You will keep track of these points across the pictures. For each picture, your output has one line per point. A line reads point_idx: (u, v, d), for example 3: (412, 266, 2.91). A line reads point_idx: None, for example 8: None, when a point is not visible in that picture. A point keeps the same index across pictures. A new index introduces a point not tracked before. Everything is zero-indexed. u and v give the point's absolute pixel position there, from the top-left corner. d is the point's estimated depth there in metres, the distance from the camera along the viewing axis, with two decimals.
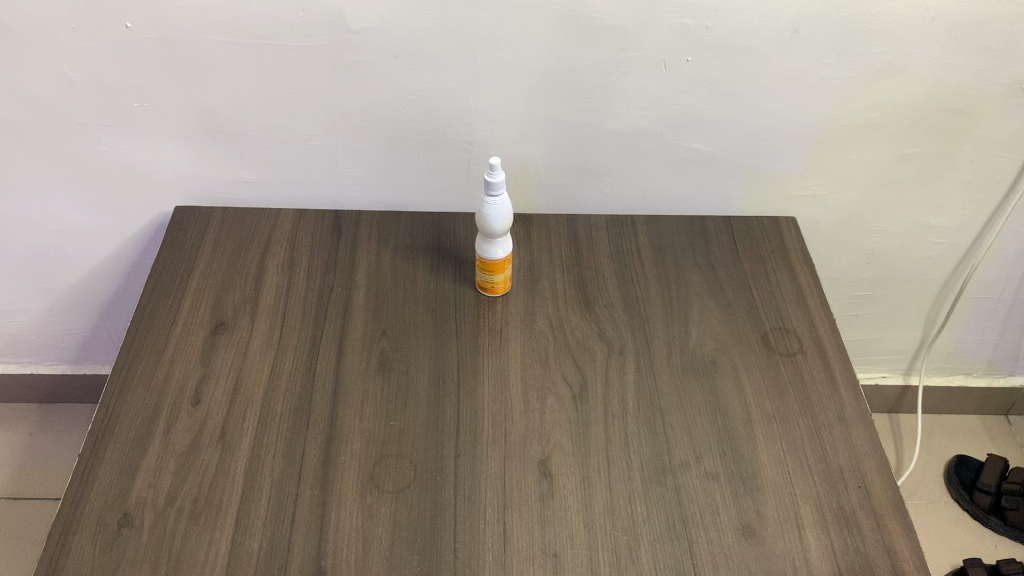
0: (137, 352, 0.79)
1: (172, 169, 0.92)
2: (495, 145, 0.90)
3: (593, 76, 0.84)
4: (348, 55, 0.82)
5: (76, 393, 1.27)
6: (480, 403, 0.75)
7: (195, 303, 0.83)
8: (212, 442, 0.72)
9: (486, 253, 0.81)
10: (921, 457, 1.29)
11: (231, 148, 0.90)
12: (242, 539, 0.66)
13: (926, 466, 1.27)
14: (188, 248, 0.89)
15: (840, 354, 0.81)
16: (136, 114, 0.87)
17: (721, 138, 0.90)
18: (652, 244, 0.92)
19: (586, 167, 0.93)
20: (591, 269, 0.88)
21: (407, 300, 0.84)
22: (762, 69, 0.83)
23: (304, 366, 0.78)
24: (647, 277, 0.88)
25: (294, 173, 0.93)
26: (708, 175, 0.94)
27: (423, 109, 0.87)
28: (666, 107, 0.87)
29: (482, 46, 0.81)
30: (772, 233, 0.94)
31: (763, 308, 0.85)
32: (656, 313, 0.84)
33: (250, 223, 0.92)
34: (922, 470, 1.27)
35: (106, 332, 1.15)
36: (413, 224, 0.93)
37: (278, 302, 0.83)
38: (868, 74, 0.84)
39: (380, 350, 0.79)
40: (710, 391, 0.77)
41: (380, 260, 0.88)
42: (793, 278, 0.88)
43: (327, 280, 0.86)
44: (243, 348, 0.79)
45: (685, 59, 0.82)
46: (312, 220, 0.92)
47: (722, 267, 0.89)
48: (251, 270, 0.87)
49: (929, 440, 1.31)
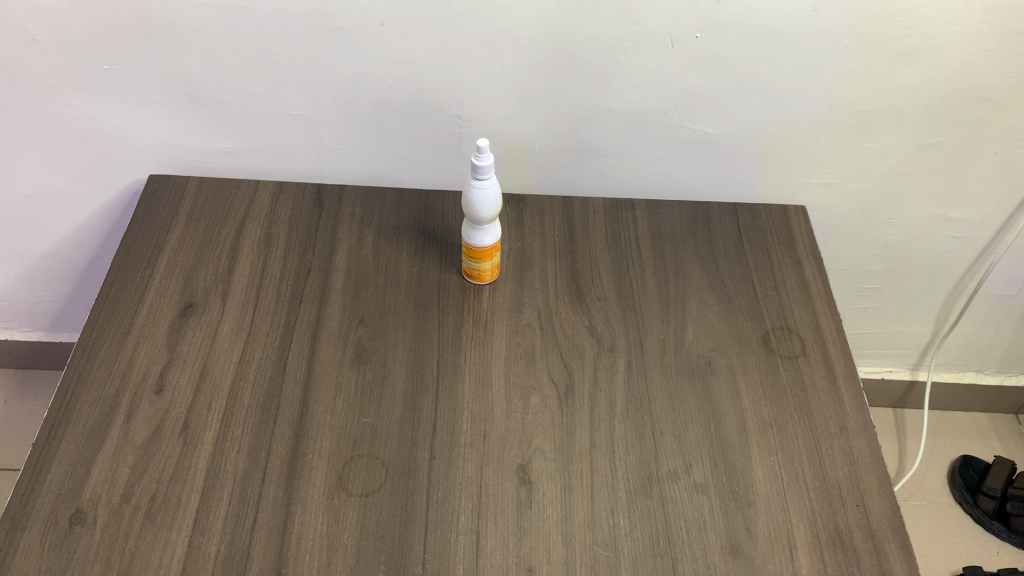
0: (100, 332, 0.75)
1: (147, 136, 0.87)
2: (488, 122, 0.85)
3: (594, 51, 0.78)
4: (332, 20, 0.76)
5: (52, 362, 1.24)
6: (460, 401, 0.71)
7: (164, 281, 0.79)
8: (174, 434, 0.68)
9: (472, 239, 0.76)
10: (925, 455, 1.24)
11: (208, 116, 0.85)
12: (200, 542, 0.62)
13: (929, 465, 1.23)
14: (161, 220, 0.84)
15: (846, 359, 0.76)
16: (107, 77, 0.81)
17: (730, 121, 0.84)
18: (651, 232, 0.86)
19: (584, 147, 0.87)
20: (585, 257, 0.83)
21: (388, 286, 0.80)
22: (777, 48, 0.77)
23: (276, 354, 0.74)
24: (645, 267, 0.83)
25: (274, 145, 0.88)
26: (715, 160, 0.88)
27: (412, 82, 0.81)
28: (673, 87, 0.81)
29: (475, 15, 0.75)
30: (780, 223, 0.88)
31: (765, 305, 0.80)
32: (651, 307, 0.79)
33: (226, 197, 0.87)
34: (925, 468, 1.23)
35: (81, 301, 1.10)
36: (398, 202, 0.88)
37: (252, 284, 0.79)
38: (890, 58, 0.78)
39: (357, 339, 0.75)
40: (704, 396, 0.73)
41: (362, 240, 0.83)
42: (799, 274, 0.83)
43: (305, 260, 0.81)
44: (212, 331, 0.75)
45: (694, 36, 0.77)
46: (292, 194, 0.87)
47: (724, 259, 0.84)
48: (225, 246, 0.82)
49: (935, 438, 1.26)
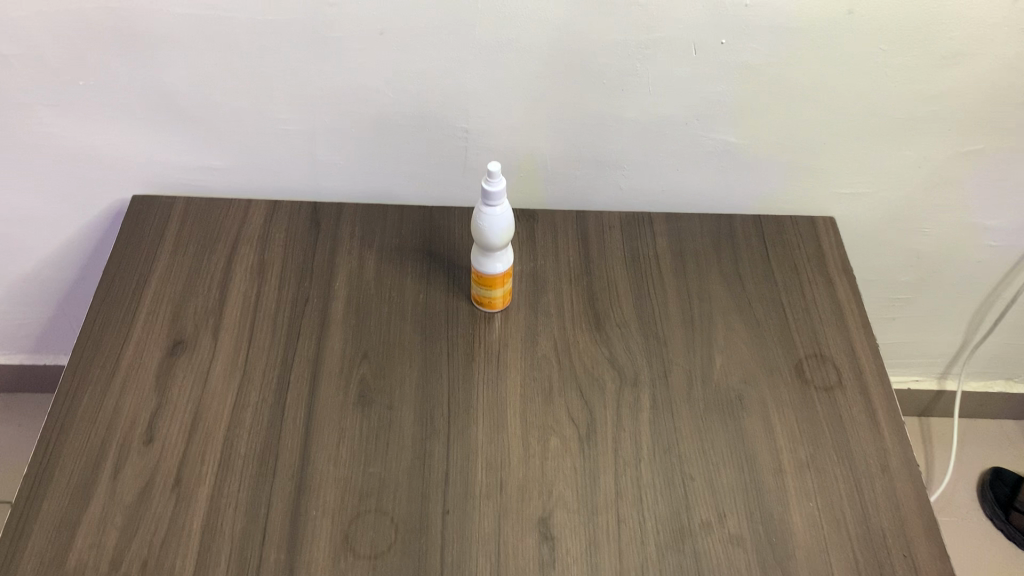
0: (83, 375, 0.69)
1: (129, 153, 0.81)
2: (496, 135, 0.79)
3: (611, 58, 0.72)
4: (326, 30, 0.70)
5: (36, 384, 1.18)
6: (473, 446, 0.66)
7: (151, 315, 0.73)
8: (166, 490, 0.63)
9: (483, 266, 0.71)
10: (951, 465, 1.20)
11: (193, 132, 0.79)
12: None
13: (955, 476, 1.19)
14: (146, 246, 0.78)
15: (884, 390, 0.71)
16: (83, 92, 0.75)
17: (756, 130, 0.78)
18: (671, 249, 0.81)
19: (599, 159, 0.81)
20: (603, 278, 0.78)
21: (392, 316, 0.74)
22: (809, 52, 0.71)
23: (273, 397, 0.68)
24: (667, 290, 0.77)
25: (265, 160, 0.81)
26: (740, 171, 0.82)
27: (413, 93, 0.75)
28: (695, 95, 0.75)
29: (483, 23, 0.69)
30: (808, 236, 0.82)
31: (796, 329, 0.75)
32: (675, 333, 0.74)
33: (215, 218, 0.81)
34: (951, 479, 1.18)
35: (64, 322, 1.04)
36: (401, 220, 0.82)
37: (245, 317, 0.73)
38: (931, 63, 0.72)
39: (361, 377, 0.70)
40: (735, 434, 0.68)
41: (363, 264, 0.78)
42: (831, 294, 0.78)
43: (302, 288, 0.75)
44: (204, 372, 0.70)
45: (720, 41, 0.71)
46: (287, 214, 0.81)
47: (751, 278, 0.78)
48: (215, 275, 0.76)
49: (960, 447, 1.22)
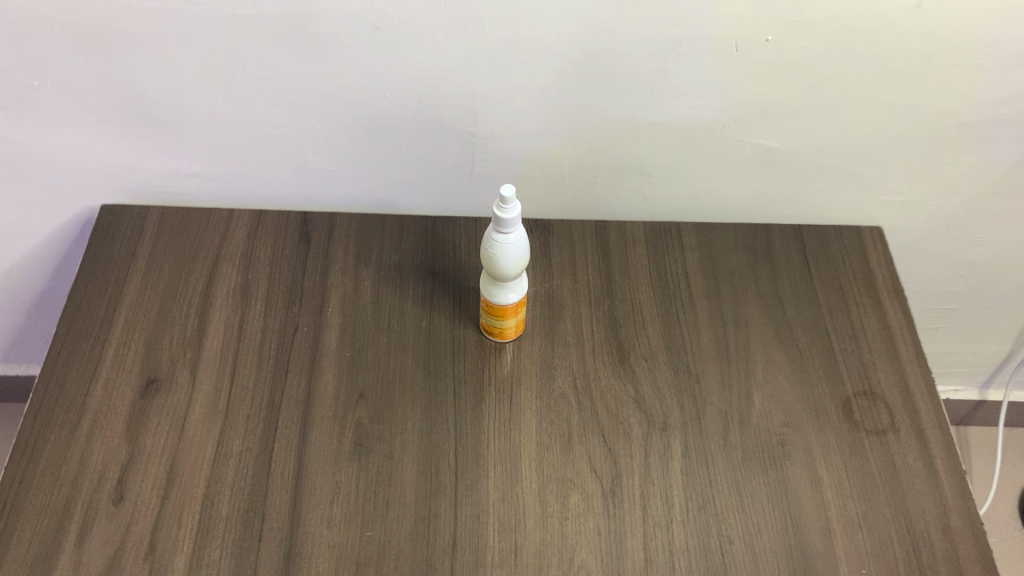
0: (45, 422, 0.61)
1: (95, 159, 0.72)
2: (507, 140, 0.70)
3: (638, 58, 0.63)
4: (313, 26, 0.61)
5: (13, 392, 1.10)
6: (484, 503, 0.59)
7: (122, 349, 0.65)
8: (138, 560, 0.55)
9: (493, 295, 0.62)
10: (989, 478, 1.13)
11: (167, 136, 0.70)
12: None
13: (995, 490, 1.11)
14: (116, 266, 0.70)
15: (943, 432, 0.64)
16: (40, 95, 0.66)
17: (801, 134, 0.69)
18: (702, 266, 0.73)
19: (622, 165, 0.72)
20: (627, 301, 0.70)
21: (391, 348, 0.66)
22: (865, 51, 0.63)
23: (259, 447, 0.61)
24: (698, 315, 0.69)
25: (248, 167, 0.73)
26: (780, 178, 0.73)
27: (414, 96, 0.66)
28: (733, 97, 0.66)
29: (493, 19, 0.60)
30: (854, 252, 0.74)
31: (843, 363, 0.67)
32: (709, 367, 0.66)
33: (194, 231, 0.73)
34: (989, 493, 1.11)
35: (38, 332, 0.96)
36: (401, 234, 0.74)
37: (227, 350, 0.65)
38: (1005, 62, 0.63)
39: (357, 421, 0.62)
40: (778, 488, 0.60)
41: (359, 286, 0.70)
42: (880, 320, 0.70)
43: (291, 315, 0.67)
44: (181, 417, 0.62)
45: (764, 39, 0.62)
46: (274, 226, 0.73)
47: (792, 301, 0.70)
48: (193, 299, 0.68)
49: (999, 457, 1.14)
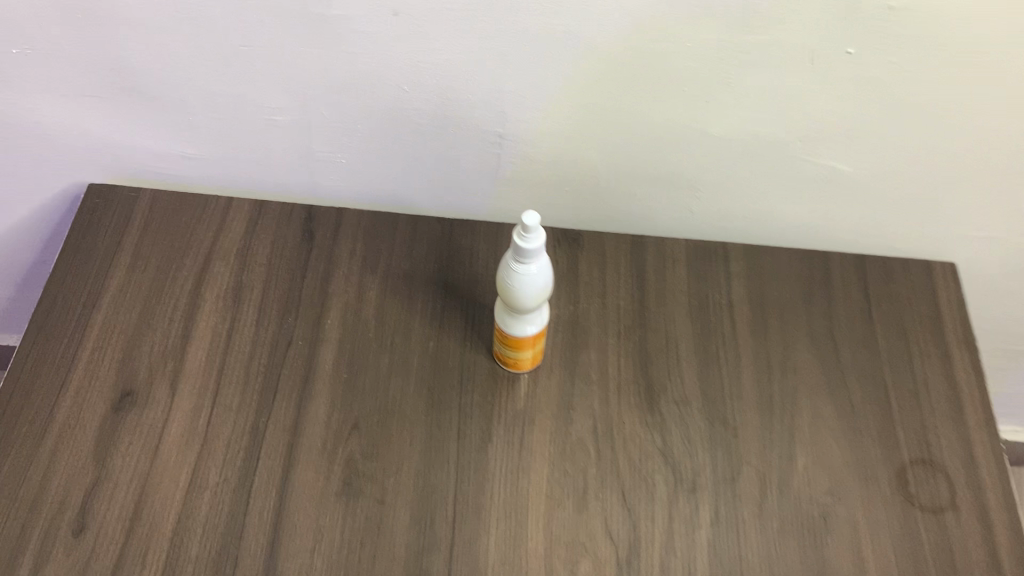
0: (6, 434, 0.55)
1: (82, 136, 0.65)
2: (538, 143, 0.62)
3: (696, 64, 0.54)
4: (323, 6, 0.53)
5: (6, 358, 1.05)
6: (482, 565, 0.52)
7: (97, 355, 0.59)
8: None
9: (510, 326, 0.55)
10: None
11: (160, 116, 0.63)
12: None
13: None
14: (99, 258, 0.64)
15: (1009, 515, 0.56)
16: (18, 64, 0.59)
17: (875, 158, 0.60)
18: (749, 297, 0.65)
19: (667, 178, 0.64)
20: (660, 334, 0.62)
21: (393, 371, 0.59)
22: (963, 72, 0.53)
23: (237, 479, 0.55)
24: (740, 356, 0.62)
25: (249, 155, 0.65)
26: (845, 203, 0.64)
27: (435, 89, 0.58)
28: (803, 113, 0.57)
29: (530, 11, 0.52)
30: (922, 292, 0.66)
31: (901, 424, 0.59)
32: (748, 419, 0.59)
33: (187, 221, 0.66)
34: None
35: (29, 303, 0.90)
36: (413, 238, 0.66)
37: (211, 363, 0.59)
38: None
39: (348, 456, 0.56)
40: (816, 570, 0.53)
41: (362, 297, 0.63)
42: (947, 375, 0.62)
43: (285, 326, 0.61)
44: (155, 439, 0.56)
45: (846, 51, 0.53)
46: (275, 220, 0.66)
47: (848, 347, 0.63)
48: (180, 302, 0.62)
49: None
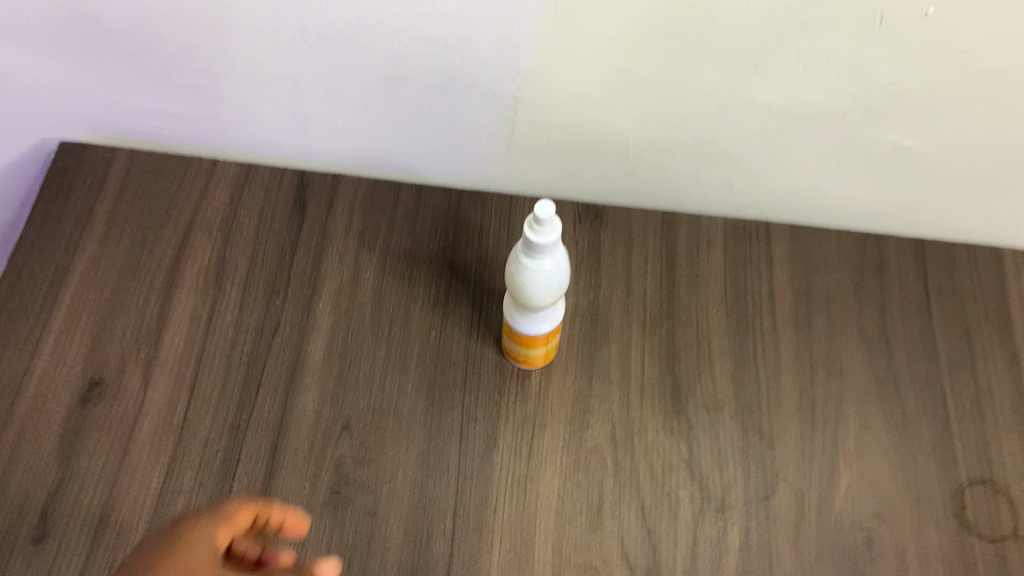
0: None
1: (49, 92, 0.58)
2: (559, 108, 0.54)
3: (746, 24, 0.46)
4: None
5: None
6: None
7: (64, 339, 0.53)
8: None
9: (521, 324, 0.49)
10: None
11: (131, 71, 0.55)
12: (197, 518, 0.35)
13: None
14: (70, 227, 0.58)
15: None
16: None
17: (947, 134, 0.52)
18: (791, 286, 0.58)
19: (704, 151, 0.56)
20: (690, 329, 0.56)
21: (390, 364, 0.53)
22: None
23: (215, 484, 0.49)
24: (780, 356, 0.55)
25: (234, 116, 0.58)
26: (906, 183, 0.57)
27: (441, 48, 0.50)
28: (867, 81, 0.49)
29: None
30: (987, 284, 0.58)
31: (959, 437, 0.53)
32: (787, 429, 0.52)
33: (167, 187, 0.60)
34: None
35: None
36: (417, 211, 0.60)
37: (189, 350, 0.53)
38: None
39: (337, 461, 0.50)
40: None
41: (358, 278, 0.57)
42: (1013, 382, 0.55)
43: (271, 310, 0.55)
44: (125, 436, 0.51)
45: (925, 12, 0.44)
46: (264, 188, 0.60)
47: (901, 347, 0.56)
48: (156, 279, 0.56)
49: None
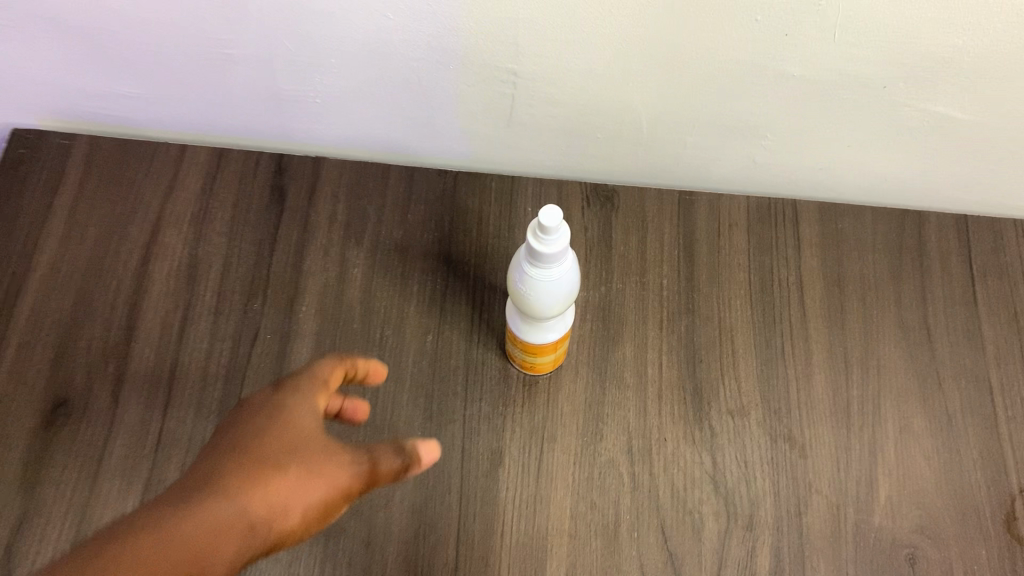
0: None
1: None
2: (565, 82, 0.48)
3: None
4: None
5: None
6: None
7: (24, 354, 0.49)
8: None
9: (527, 333, 0.44)
10: None
11: (80, 53, 0.49)
12: (296, 381, 0.34)
13: None
14: (26, 226, 0.52)
15: None
16: None
17: (1006, 106, 0.46)
18: (822, 273, 0.53)
19: (727, 125, 0.50)
20: (712, 325, 0.51)
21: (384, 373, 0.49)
22: None
23: None
24: (812, 353, 0.50)
25: (202, 98, 0.52)
26: (952, 157, 0.51)
27: (429, 22, 0.44)
28: (920, 52, 0.42)
29: None
30: None
31: (1009, 439, 0.48)
32: (821, 435, 0.48)
33: (132, 178, 0.54)
34: None
35: None
36: (408, 197, 0.54)
37: (161, 362, 0.49)
38: None
39: None
40: None
41: (346, 277, 0.51)
42: None
43: (251, 315, 0.50)
44: (95, 461, 0.46)
45: None
46: (239, 177, 0.54)
47: (943, 339, 0.51)
48: (123, 284, 0.51)
49: None
